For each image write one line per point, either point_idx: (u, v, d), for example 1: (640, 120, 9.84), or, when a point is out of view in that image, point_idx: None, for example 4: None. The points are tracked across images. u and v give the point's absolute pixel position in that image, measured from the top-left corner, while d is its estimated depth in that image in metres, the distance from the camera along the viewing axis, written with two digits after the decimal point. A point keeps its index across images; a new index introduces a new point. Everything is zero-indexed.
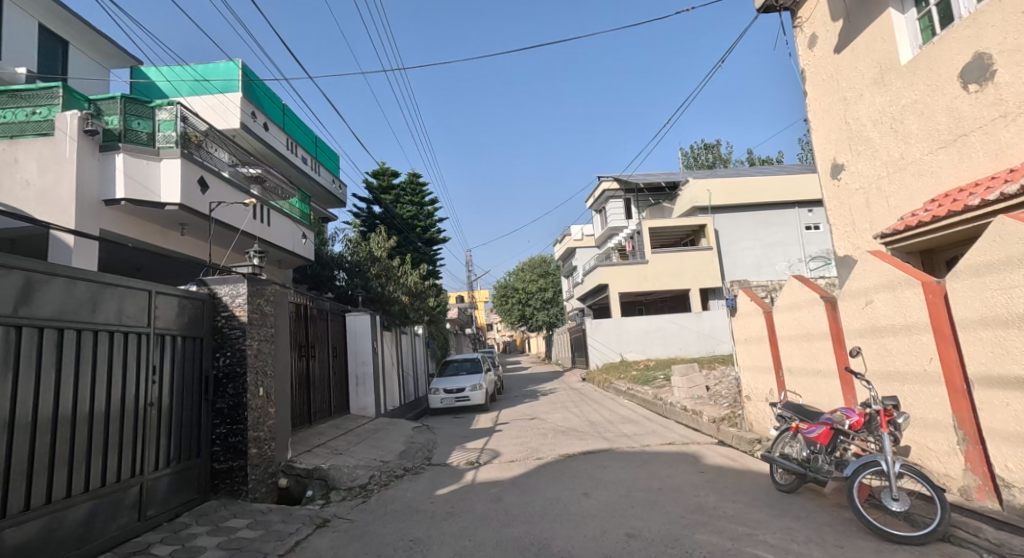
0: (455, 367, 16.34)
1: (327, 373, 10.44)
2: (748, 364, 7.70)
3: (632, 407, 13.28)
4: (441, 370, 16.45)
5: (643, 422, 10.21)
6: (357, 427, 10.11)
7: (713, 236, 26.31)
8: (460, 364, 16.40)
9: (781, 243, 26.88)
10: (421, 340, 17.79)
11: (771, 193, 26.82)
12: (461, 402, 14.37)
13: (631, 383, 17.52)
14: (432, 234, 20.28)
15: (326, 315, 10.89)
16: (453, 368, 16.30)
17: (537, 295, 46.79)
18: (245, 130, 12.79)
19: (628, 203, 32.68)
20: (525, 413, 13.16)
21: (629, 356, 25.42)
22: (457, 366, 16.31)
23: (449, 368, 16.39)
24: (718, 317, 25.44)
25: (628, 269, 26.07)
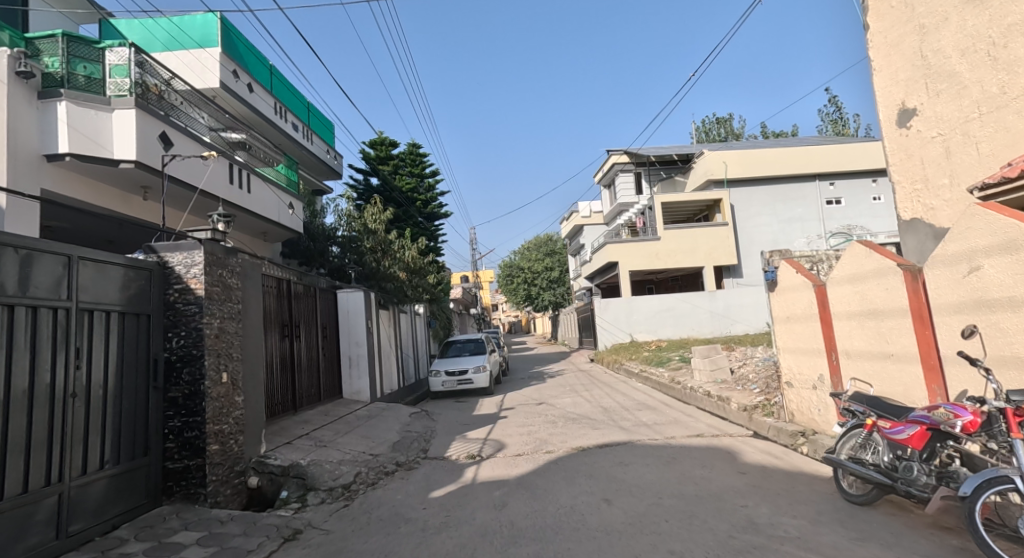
0: (458, 348, 15.41)
1: (315, 355, 9.51)
2: (789, 345, 6.71)
3: (647, 390, 12.37)
4: (443, 351, 15.55)
5: (662, 409, 9.28)
6: (348, 414, 9.20)
7: (728, 211, 25.19)
8: (462, 345, 15.48)
9: (799, 218, 25.73)
10: (421, 319, 16.84)
11: (790, 165, 25.54)
12: (463, 385, 13.48)
13: (643, 365, 16.59)
14: (432, 208, 19.31)
15: (314, 292, 9.93)
16: (455, 349, 15.38)
17: (543, 274, 45.81)
18: (226, 90, 11.71)
19: (639, 178, 31.44)
20: (532, 398, 12.26)
21: (639, 336, 24.46)
22: (459, 347, 15.38)
23: (451, 349, 15.47)
24: (733, 296, 24.39)
25: (638, 246, 24.99)
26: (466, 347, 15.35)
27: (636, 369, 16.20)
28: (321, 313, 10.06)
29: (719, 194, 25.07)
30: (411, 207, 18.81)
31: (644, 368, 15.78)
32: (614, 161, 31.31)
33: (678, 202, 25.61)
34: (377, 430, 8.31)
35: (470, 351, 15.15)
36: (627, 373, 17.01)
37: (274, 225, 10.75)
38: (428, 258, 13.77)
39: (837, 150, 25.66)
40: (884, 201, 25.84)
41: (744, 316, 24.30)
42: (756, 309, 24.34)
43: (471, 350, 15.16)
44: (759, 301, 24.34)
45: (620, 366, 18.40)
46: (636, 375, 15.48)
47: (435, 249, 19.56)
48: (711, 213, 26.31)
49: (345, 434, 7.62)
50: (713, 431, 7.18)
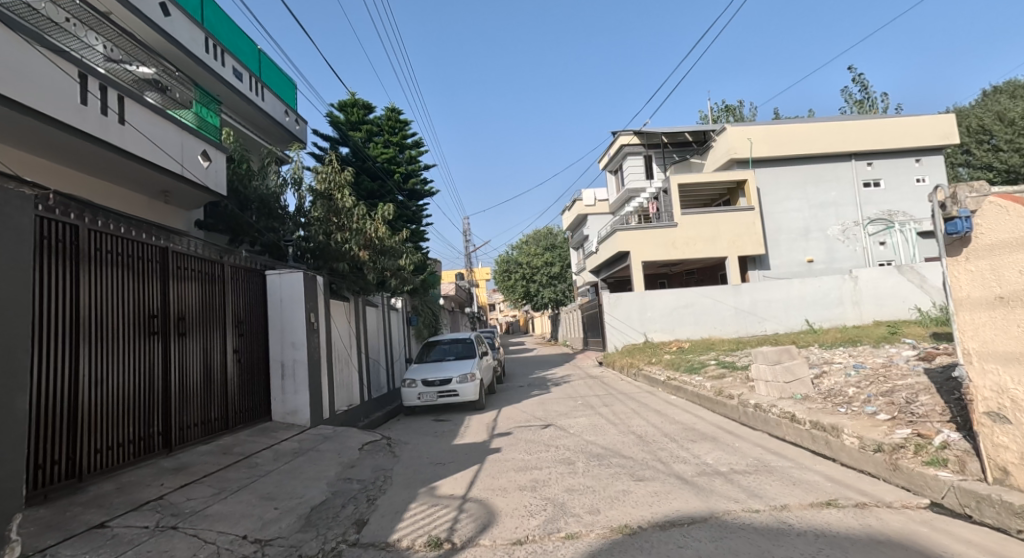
0: (439, 349, 12.46)
1: (219, 362, 6.55)
2: (999, 350, 3.77)
3: (687, 406, 9.43)
4: (421, 354, 12.57)
5: (728, 442, 6.35)
6: (263, 450, 6.17)
7: (754, 193, 22.46)
8: (445, 346, 12.53)
9: (832, 202, 23.00)
10: (395, 315, 13.91)
11: (823, 142, 22.80)
12: (446, 399, 10.49)
13: (669, 370, 13.69)
14: (412, 181, 16.35)
15: (224, 274, 6.94)
16: (437, 351, 12.42)
17: (542, 270, 42.91)
18: (124, 4, 8.67)
19: (649, 160, 28.77)
20: (536, 419, 9.29)
21: (654, 336, 21.55)
22: (442, 349, 12.43)
23: (431, 351, 12.51)
24: (760, 290, 21.64)
25: (651, 233, 22.22)
26: (450, 349, 12.39)
27: (662, 375, 13.32)
28: (235, 300, 7.09)
29: (743, 175, 22.35)
30: (391, 181, 15.86)
31: (673, 373, 12.91)
32: (622, 142, 28.67)
33: (697, 183, 22.80)
34: (295, 480, 5.27)
35: (456, 354, 12.16)
36: (649, 382, 14.09)
37: (179, 180, 7.71)
38: (405, 232, 10.83)
39: (876, 125, 22.95)
40: (927, 183, 23.11)
41: (772, 313, 21.53)
42: (786, 306, 21.55)
43: (458, 354, 12.17)
44: (790, 297, 21.57)
45: (639, 371, 15.52)
46: (663, 384, 12.60)
47: (419, 232, 16.58)
48: (734, 197, 23.54)
49: (231, 494, 4.62)
50: (847, 494, 4.23)
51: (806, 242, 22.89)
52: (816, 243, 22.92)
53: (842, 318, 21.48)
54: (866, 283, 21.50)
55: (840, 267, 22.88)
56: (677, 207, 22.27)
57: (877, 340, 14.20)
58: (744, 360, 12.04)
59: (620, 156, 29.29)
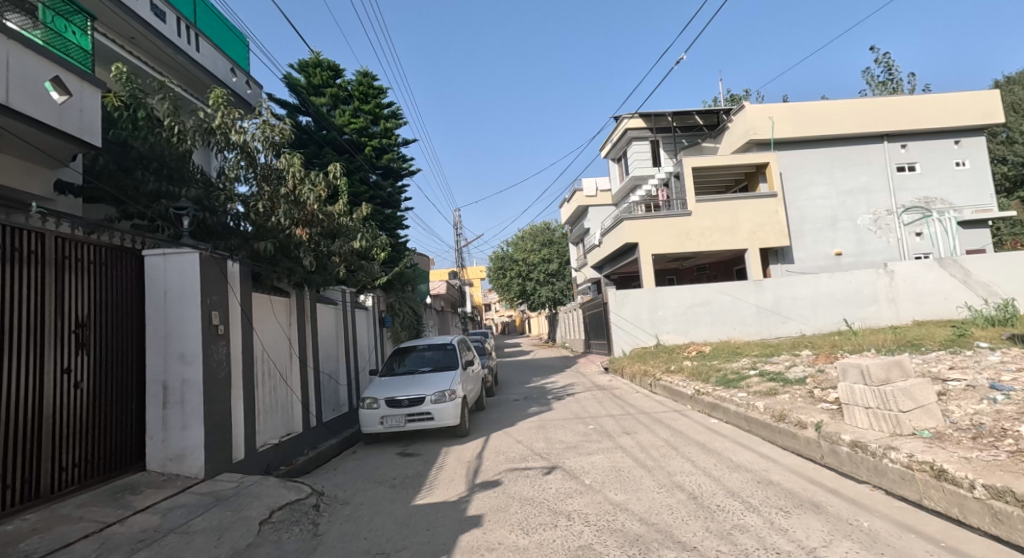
0: (413, 357, 10.02)
1: (20, 390, 3.98)
2: None
3: (737, 436, 7.00)
4: (389, 362, 10.11)
5: (848, 518, 3.96)
6: (82, 538, 3.71)
7: (777, 178, 20.15)
8: (422, 354, 10.08)
9: (863, 188, 20.65)
10: (362, 316, 11.62)
11: (852, 121, 20.47)
12: (417, 424, 8.08)
13: (694, 382, 11.28)
14: (387, 158, 13.87)
15: (45, 251, 4.37)
16: (410, 359, 9.99)
17: (539, 267, 40.55)
18: None
19: (656, 145, 26.45)
20: (535, 456, 6.85)
21: (666, 338, 19.26)
22: (417, 358, 9.99)
23: (402, 359, 10.07)
24: (784, 287, 19.40)
25: (662, 222, 19.98)
26: (428, 358, 9.94)
27: (687, 388, 10.90)
28: (68, 291, 4.54)
29: (764, 157, 20.05)
30: (362, 157, 13.34)
31: (700, 387, 10.51)
32: (626, 126, 26.36)
33: (713, 167, 20.53)
34: None
35: (434, 365, 9.70)
36: (670, 397, 11.67)
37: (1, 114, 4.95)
38: (366, 208, 8.41)
39: (911, 102, 20.65)
40: (968, 167, 20.88)
41: (798, 312, 19.30)
42: (813, 304, 19.30)
43: (436, 365, 9.70)
44: (817, 294, 19.32)
45: (654, 380, 13.10)
46: (690, 401, 10.18)
47: (395, 218, 14.12)
48: (753, 183, 21.25)
49: None
50: None
51: (834, 232, 20.56)
52: (845, 234, 20.59)
53: (877, 318, 19.17)
54: (903, 278, 19.20)
55: (872, 261, 20.54)
56: (691, 194, 20.01)
57: (943, 344, 11.85)
58: (793, 370, 9.64)
59: (624, 141, 26.97)
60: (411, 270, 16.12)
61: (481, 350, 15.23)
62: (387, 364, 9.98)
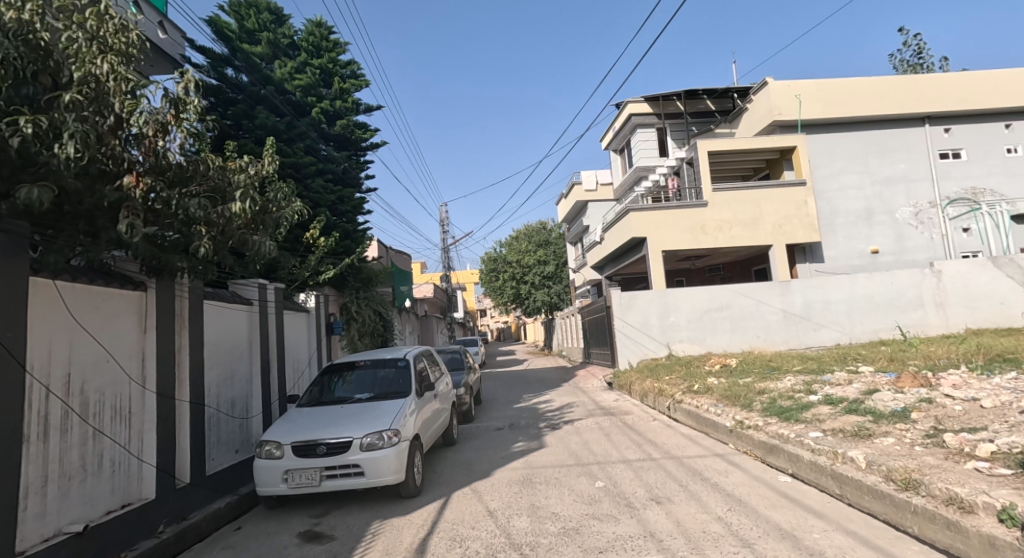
0: (350, 379, 7.31)
1: None
2: None
3: (840, 518, 4.32)
4: (317, 383, 7.40)
5: None
6: None
7: (804, 164, 17.60)
8: (362, 375, 7.35)
9: (902, 177, 18.11)
10: (294, 318, 8.97)
11: (891, 100, 17.94)
12: (339, 482, 5.38)
13: (731, 408, 8.57)
14: (342, 125, 11.19)
15: None
16: (346, 381, 7.27)
17: (535, 269, 37.95)
18: None
19: (663, 133, 23.99)
20: (511, 550, 4.14)
21: (678, 349, 16.83)
22: (356, 379, 7.26)
23: (336, 380, 7.35)
24: (813, 289, 16.91)
25: (673, 213, 17.50)
26: (371, 380, 7.21)
27: (722, 417, 8.19)
28: None
29: (789, 141, 17.54)
30: (309, 122, 10.67)
31: (742, 416, 7.81)
32: (630, 111, 23.92)
33: (731, 152, 18.04)
34: None
35: (379, 390, 6.96)
36: (698, 428, 8.95)
37: None
38: (270, 160, 5.76)
39: (957, 80, 18.14)
40: (1020, 154, 18.41)
41: (830, 318, 16.80)
42: (847, 309, 16.80)
43: (381, 389, 6.97)
44: (852, 298, 16.82)
45: (674, 402, 10.43)
46: (732, 439, 7.47)
47: (352, 200, 11.43)
48: (777, 171, 18.73)
49: None
50: None
51: (869, 227, 17.98)
52: (881, 229, 18.00)
53: (923, 325, 16.61)
54: (951, 280, 16.63)
55: (912, 259, 17.95)
56: (708, 181, 17.55)
57: None
58: (877, 396, 6.94)
59: (628, 129, 24.55)
60: (377, 267, 13.54)
61: (458, 364, 12.57)
62: (315, 387, 7.27)
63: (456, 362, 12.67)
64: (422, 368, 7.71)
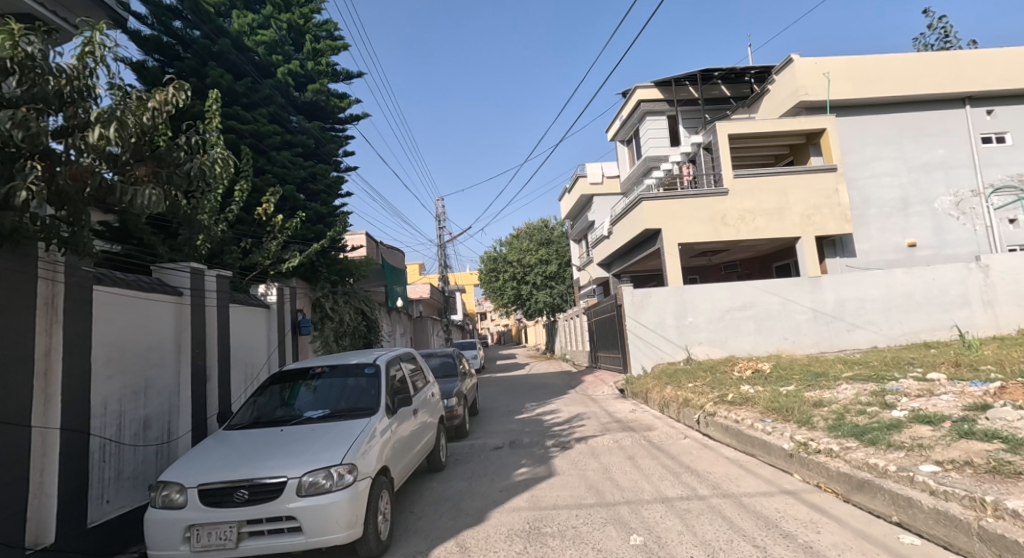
0: (303, 389, 5.63)
1: None
2: None
3: None
4: (261, 393, 5.73)
5: None
6: None
7: (836, 148, 15.97)
8: (320, 384, 5.67)
9: (941, 163, 16.49)
10: (246, 313, 7.38)
11: (929, 78, 16.33)
12: (266, 544, 3.72)
13: (785, 425, 6.94)
14: (313, 90, 9.59)
15: None
16: (299, 392, 5.60)
17: (536, 269, 36.40)
18: None
19: (674, 121, 22.52)
20: None
21: (698, 352, 15.29)
22: (311, 390, 5.59)
23: (285, 391, 5.68)
24: (846, 285, 15.30)
25: (690, 202, 15.94)
26: (330, 391, 5.54)
27: (776, 437, 6.56)
28: None
29: (818, 123, 15.95)
30: (274, 85, 9.06)
31: (805, 437, 6.17)
32: (639, 98, 22.36)
33: (754, 135, 16.43)
34: None
35: (339, 405, 5.29)
36: (741, 450, 7.31)
37: None
38: (182, 87, 4.09)
39: (1001, 56, 16.55)
40: None
41: (865, 318, 15.18)
42: (884, 308, 15.16)
43: (342, 404, 5.29)
44: (890, 295, 15.19)
45: (706, 416, 8.79)
46: (796, 468, 5.82)
47: (326, 178, 9.81)
48: (802, 157, 17.12)
49: None
50: None
51: (905, 218, 16.34)
52: (918, 220, 16.36)
53: (968, 326, 15.00)
54: (1000, 275, 15.01)
55: (954, 254, 16.31)
56: (729, 166, 15.98)
57: None
58: (993, 414, 5.31)
59: (637, 117, 22.98)
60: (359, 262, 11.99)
61: (448, 370, 10.94)
62: (261, 399, 5.61)
63: (446, 368, 11.04)
64: (397, 373, 6.04)
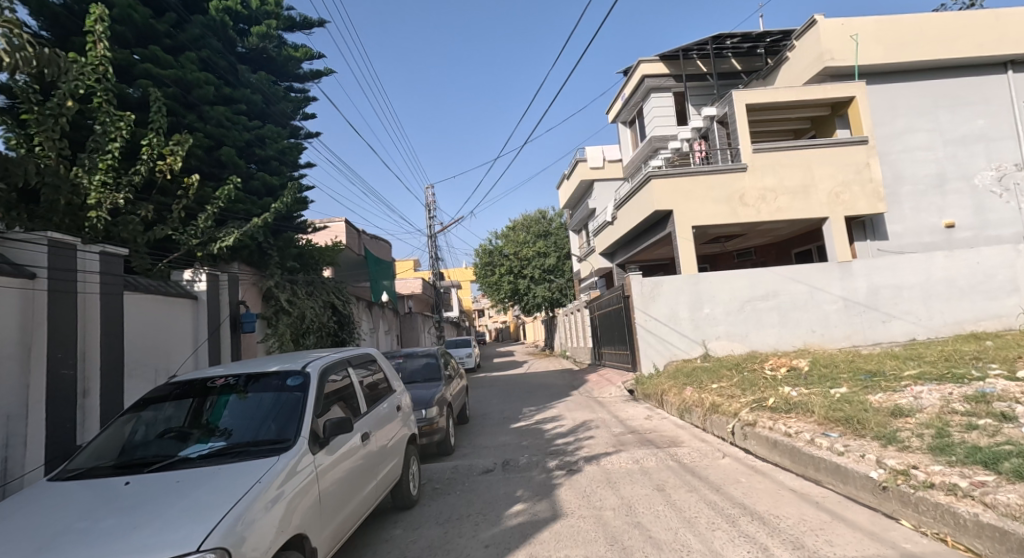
0: (195, 409, 3.76)
1: None
2: None
3: None
4: (133, 415, 3.84)
5: None
6: None
7: (867, 117, 14.27)
8: (223, 400, 3.79)
9: (981, 135, 14.84)
10: (158, 302, 5.80)
11: (968, 40, 14.67)
12: None
13: (860, 442, 5.28)
14: (258, 34, 7.86)
15: None
16: (189, 413, 3.73)
17: (534, 261, 34.82)
18: None
19: (681, 98, 20.91)
20: None
21: (715, 347, 13.78)
22: (205, 410, 3.71)
23: (169, 412, 3.79)
24: (880, 271, 13.67)
25: (703, 180, 14.33)
26: (235, 412, 3.69)
27: (855, 462, 4.92)
28: None
29: (846, 90, 14.30)
30: (206, 24, 7.35)
31: (903, 462, 4.51)
32: (643, 73, 20.71)
33: (773, 106, 14.78)
34: None
35: (243, 434, 3.47)
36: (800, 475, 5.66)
37: None
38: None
39: None
40: None
41: (901, 307, 13.57)
42: (923, 296, 13.54)
43: (247, 432, 3.48)
44: (929, 282, 13.57)
45: (744, 427, 7.15)
46: (900, 511, 4.18)
47: (278, 143, 8.11)
48: (826, 131, 15.47)
49: None
50: None
51: (943, 196, 14.67)
52: (957, 199, 14.70)
53: (1017, 314, 13.41)
54: None
55: (996, 236, 14.68)
56: (746, 140, 14.35)
57: None
58: None
59: (640, 94, 21.35)
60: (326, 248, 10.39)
61: (430, 375, 9.27)
62: (156, 414, 3.77)
63: (428, 372, 9.38)
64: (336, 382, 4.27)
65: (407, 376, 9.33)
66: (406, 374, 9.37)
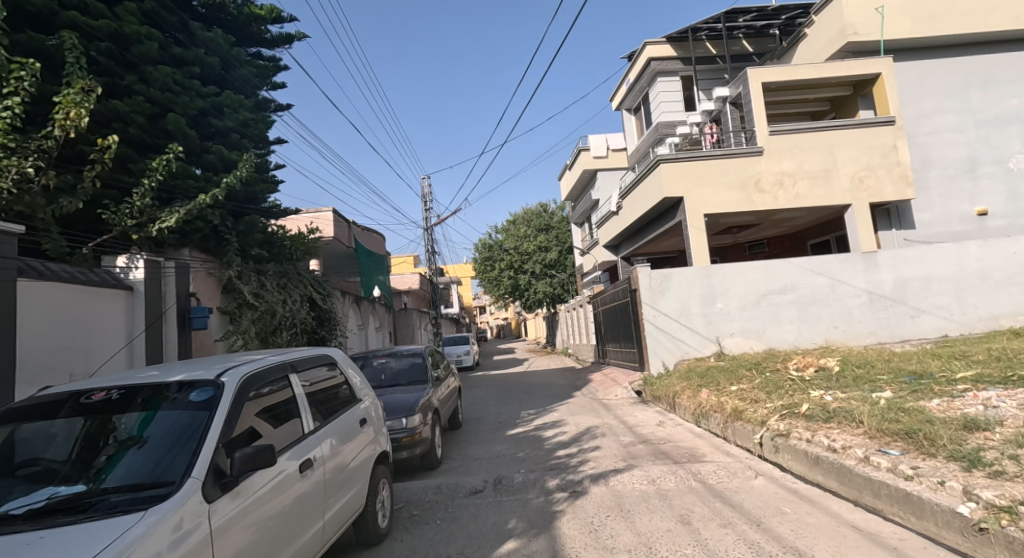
0: (71, 436, 2.76)
1: None
2: None
3: None
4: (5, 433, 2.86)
5: None
6: None
7: (893, 95, 13.18)
8: (111, 423, 2.79)
9: (1016, 115, 13.74)
10: (80, 292, 4.88)
11: (1002, 12, 13.55)
12: None
13: (933, 463, 4.27)
14: None
15: None
16: (53, 443, 2.73)
17: (535, 256, 33.88)
18: None
19: (689, 82, 19.87)
20: None
21: (729, 345, 12.79)
22: (85, 437, 2.72)
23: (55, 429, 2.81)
24: (908, 262, 12.63)
25: (715, 165, 13.33)
26: (125, 441, 2.70)
27: (931, 490, 3.91)
28: None
29: (871, 66, 13.21)
30: None
31: (1002, 494, 3.50)
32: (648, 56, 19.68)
33: (791, 85, 13.74)
34: None
35: (119, 476, 2.49)
36: (855, 501, 4.66)
37: None
38: None
39: None
40: None
41: (931, 301, 12.53)
42: (955, 288, 12.50)
43: (125, 472, 2.50)
44: (961, 273, 12.52)
45: (775, 439, 6.15)
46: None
47: (239, 113, 7.10)
48: (848, 112, 14.41)
49: None
50: None
51: (975, 181, 13.58)
52: (990, 184, 13.61)
53: None
54: None
55: None
56: (762, 121, 13.31)
57: None
58: None
59: (646, 79, 20.33)
60: (303, 238, 9.47)
61: (414, 377, 8.29)
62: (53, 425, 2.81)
63: (413, 374, 8.39)
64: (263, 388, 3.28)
65: (390, 379, 8.36)
66: (389, 376, 8.40)
